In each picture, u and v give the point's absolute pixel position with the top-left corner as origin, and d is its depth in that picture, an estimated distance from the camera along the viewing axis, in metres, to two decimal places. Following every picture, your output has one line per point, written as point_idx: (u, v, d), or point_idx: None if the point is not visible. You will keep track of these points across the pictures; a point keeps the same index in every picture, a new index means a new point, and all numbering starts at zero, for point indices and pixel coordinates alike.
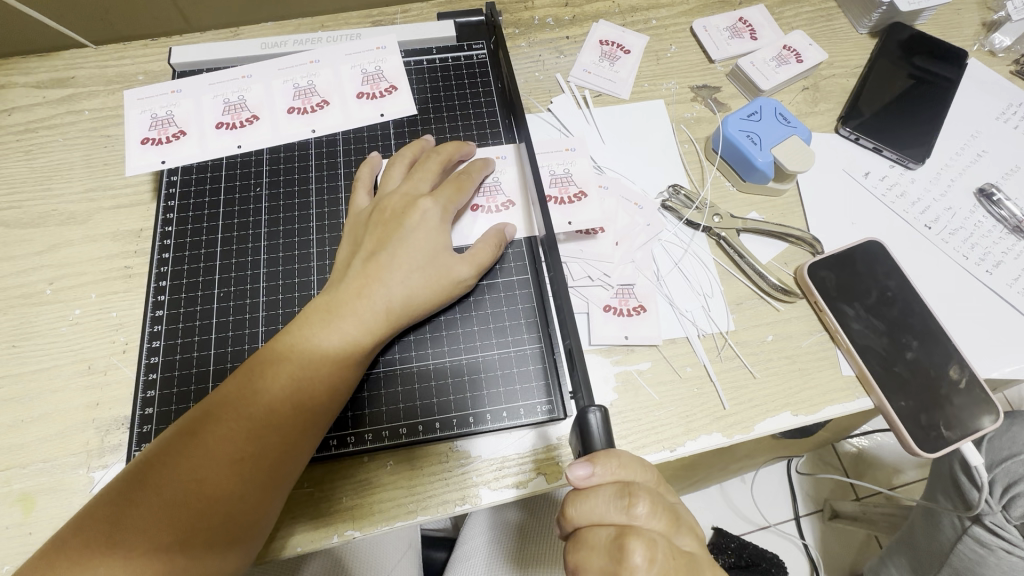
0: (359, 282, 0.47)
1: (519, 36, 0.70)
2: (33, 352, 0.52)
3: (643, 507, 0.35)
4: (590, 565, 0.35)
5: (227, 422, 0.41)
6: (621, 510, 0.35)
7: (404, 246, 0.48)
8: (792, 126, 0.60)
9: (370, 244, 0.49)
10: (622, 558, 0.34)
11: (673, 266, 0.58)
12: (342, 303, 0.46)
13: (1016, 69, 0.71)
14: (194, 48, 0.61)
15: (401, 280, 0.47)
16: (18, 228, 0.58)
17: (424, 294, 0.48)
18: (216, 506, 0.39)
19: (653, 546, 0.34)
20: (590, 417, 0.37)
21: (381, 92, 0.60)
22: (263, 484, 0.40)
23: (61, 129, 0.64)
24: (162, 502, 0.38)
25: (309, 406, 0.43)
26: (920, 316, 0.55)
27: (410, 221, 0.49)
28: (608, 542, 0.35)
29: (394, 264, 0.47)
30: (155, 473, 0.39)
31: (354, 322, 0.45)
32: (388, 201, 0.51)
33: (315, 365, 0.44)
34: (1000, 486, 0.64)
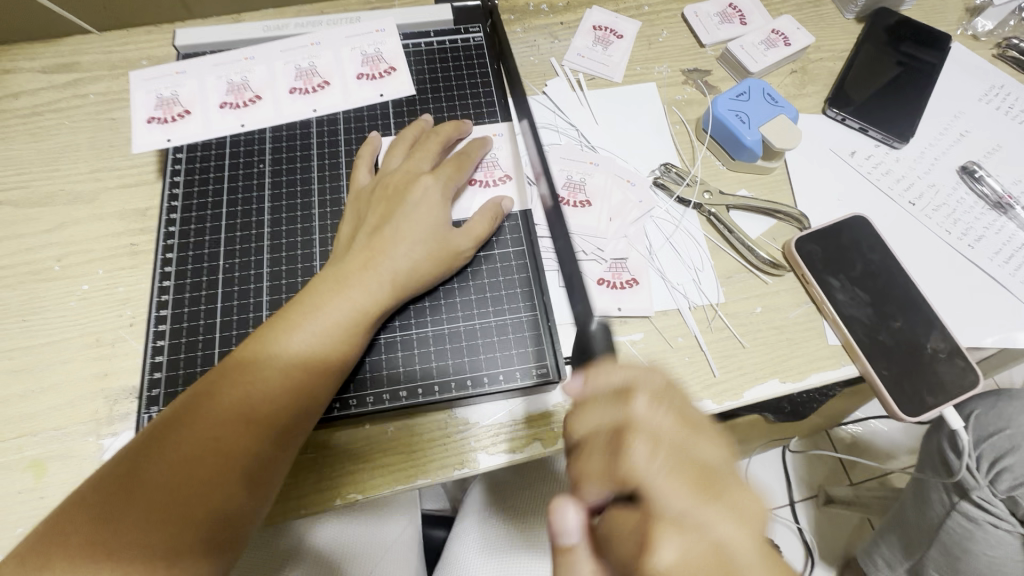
0: (365, 255, 0.49)
1: (514, 22, 0.72)
2: (42, 326, 0.54)
3: (641, 401, 0.35)
4: (591, 473, 0.35)
5: (238, 386, 0.42)
6: (619, 409, 0.36)
7: (407, 221, 0.50)
8: (780, 106, 0.62)
9: (374, 218, 0.51)
10: (620, 452, 0.34)
11: (665, 241, 0.60)
12: (348, 274, 0.48)
13: (999, 52, 0.73)
14: (197, 31, 0.62)
15: (404, 252, 0.49)
16: (26, 208, 0.59)
17: (425, 267, 0.50)
18: (227, 463, 0.40)
19: (655, 443, 0.34)
20: (592, 329, 0.44)
21: (380, 73, 0.62)
22: (274, 446, 0.42)
23: (66, 113, 0.65)
24: (176, 459, 0.39)
25: (318, 371, 0.45)
26: (903, 286, 0.57)
27: (412, 197, 0.51)
28: (607, 442, 0.35)
29: (400, 236, 0.49)
30: (168, 437, 0.40)
31: (359, 292, 0.47)
32: (389, 178, 0.53)
33: (323, 333, 0.45)
34: (988, 461, 0.67)
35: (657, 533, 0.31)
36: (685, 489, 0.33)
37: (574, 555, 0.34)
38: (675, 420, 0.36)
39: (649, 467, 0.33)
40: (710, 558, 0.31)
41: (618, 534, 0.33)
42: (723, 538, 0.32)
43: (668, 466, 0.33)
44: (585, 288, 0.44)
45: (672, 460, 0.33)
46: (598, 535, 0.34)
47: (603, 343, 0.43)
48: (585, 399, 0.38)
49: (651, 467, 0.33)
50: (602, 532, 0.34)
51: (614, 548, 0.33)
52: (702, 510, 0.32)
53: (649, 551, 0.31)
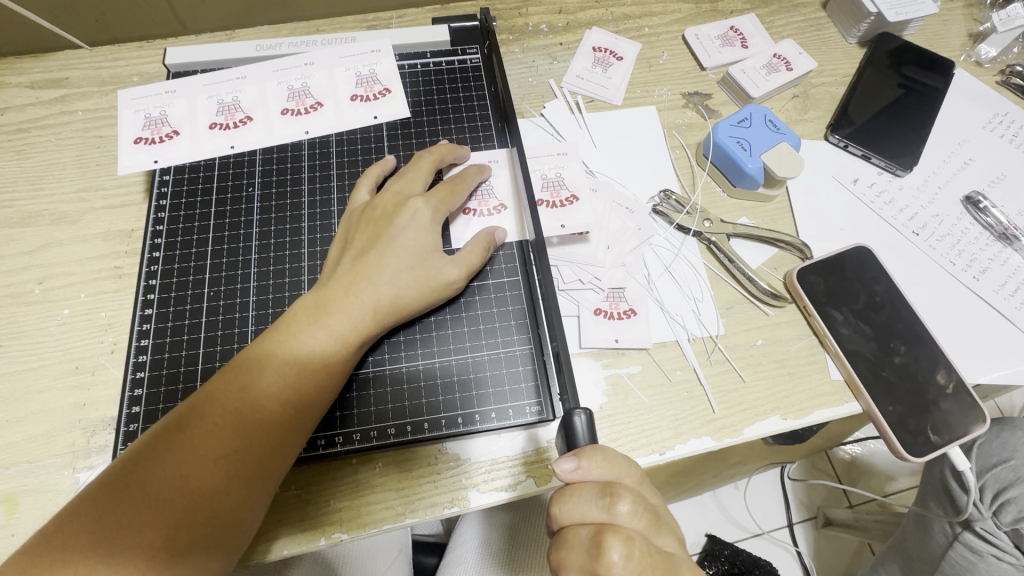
0: (349, 281, 0.47)
1: (513, 42, 0.71)
2: (20, 352, 0.52)
3: (626, 505, 0.35)
4: (567, 564, 0.34)
5: (214, 415, 0.41)
6: (603, 508, 0.35)
7: (394, 247, 0.48)
8: (781, 133, 0.61)
9: (361, 241, 0.50)
10: (598, 553, 0.33)
11: (664, 269, 0.59)
12: (330, 301, 0.46)
13: (1002, 79, 0.72)
14: (189, 50, 0.61)
15: (389, 278, 0.47)
16: (9, 228, 0.58)
17: (412, 294, 0.48)
18: (200, 501, 0.38)
19: (632, 544, 0.33)
20: (574, 418, 0.38)
21: (375, 95, 0.61)
22: (247, 484, 0.40)
23: (53, 129, 0.64)
24: (147, 497, 0.38)
25: (299, 401, 0.43)
26: (907, 321, 0.55)
27: (400, 221, 0.50)
28: (587, 540, 0.34)
29: (384, 263, 0.48)
30: (140, 470, 0.38)
31: (342, 319, 0.46)
32: (381, 201, 0.52)
33: (306, 363, 0.44)
34: (990, 492, 0.65)
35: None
36: None
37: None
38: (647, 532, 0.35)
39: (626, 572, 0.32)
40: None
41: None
42: None
43: (640, 569, 0.33)
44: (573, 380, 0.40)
45: (645, 562, 0.33)
46: None
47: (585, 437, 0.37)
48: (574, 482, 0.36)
49: (626, 572, 0.33)
50: None
51: None
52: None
53: None
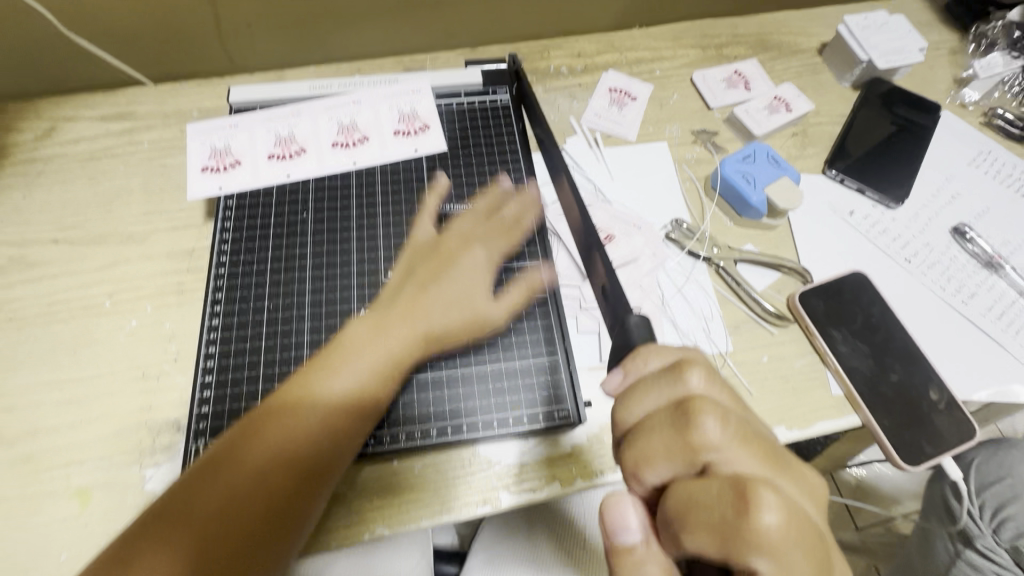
0: (410, 304, 0.53)
1: (536, 83, 0.78)
2: (92, 358, 0.57)
3: (698, 377, 0.34)
4: (652, 460, 0.33)
5: (279, 423, 0.45)
6: (676, 381, 0.34)
7: (450, 283, 0.54)
8: (782, 168, 0.67)
9: (424, 273, 0.55)
10: (689, 421, 0.32)
11: (677, 291, 0.64)
12: (393, 327, 0.51)
13: (985, 120, 0.79)
14: (249, 89, 0.68)
15: (442, 314, 0.53)
16: (82, 246, 0.64)
17: (460, 331, 0.54)
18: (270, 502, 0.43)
19: (722, 410, 0.32)
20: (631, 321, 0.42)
21: (415, 130, 0.67)
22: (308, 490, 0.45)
23: (121, 158, 0.70)
24: (224, 494, 0.41)
25: (355, 415, 0.48)
26: (901, 340, 0.60)
27: (461, 262, 0.56)
28: (672, 415, 0.33)
29: (438, 297, 0.53)
30: (222, 470, 0.42)
31: (403, 345, 0.51)
32: (448, 241, 0.58)
33: (366, 379, 0.49)
34: (990, 509, 0.68)
35: (753, 493, 0.29)
36: (755, 457, 0.32)
37: (637, 553, 0.33)
38: (727, 395, 0.35)
39: (724, 434, 0.31)
40: (800, 511, 0.30)
41: (699, 502, 0.30)
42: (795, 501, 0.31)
43: (737, 434, 0.32)
44: (620, 294, 0.45)
45: (740, 428, 0.32)
46: (670, 518, 0.31)
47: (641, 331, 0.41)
48: (631, 383, 0.36)
49: (725, 437, 0.31)
50: (674, 510, 0.31)
51: (697, 531, 0.30)
52: (773, 473, 0.32)
53: (752, 509, 0.28)
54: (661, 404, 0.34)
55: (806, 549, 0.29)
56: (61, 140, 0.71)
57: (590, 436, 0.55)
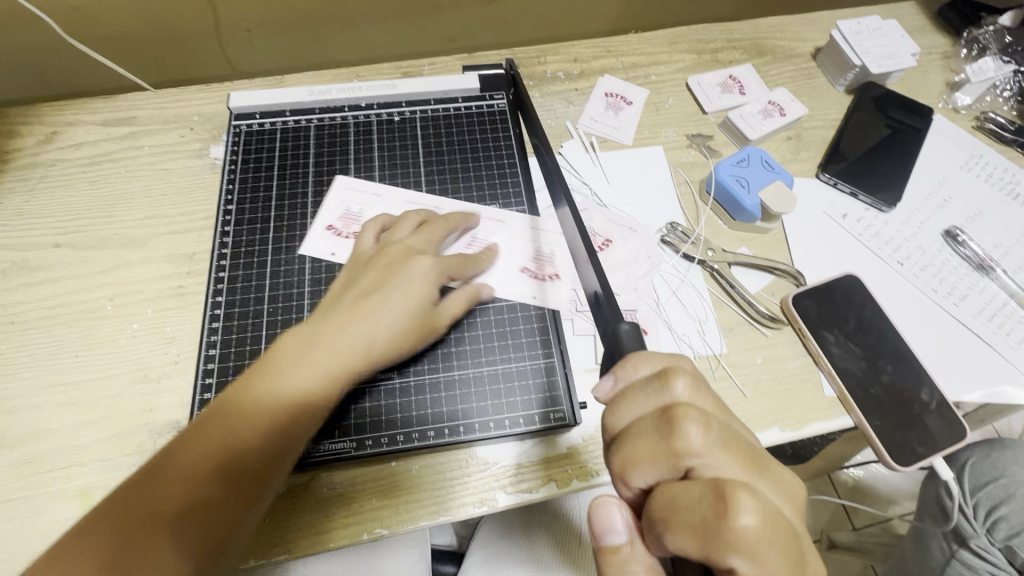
0: (347, 316, 0.51)
1: (533, 87, 0.79)
2: (94, 361, 0.58)
3: (683, 385, 0.35)
4: (638, 463, 0.33)
5: (210, 430, 0.45)
6: (661, 391, 0.35)
7: (392, 289, 0.53)
8: (776, 173, 0.68)
9: (365, 282, 0.54)
10: (673, 428, 0.32)
11: (671, 293, 0.65)
12: (329, 337, 0.50)
13: (977, 124, 0.79)
14: (250, 94, 0.70)
15: (383, 321, 0.52)
16: (84, 250, 0.64)
17: (404, 334, 0.53)
18: (199, 510, 0.43)
19: (705, 417, 0.33)
20: (623, 331, 0.41)
21: (473, 224, 0.65)
22: (239, 497, 0.44)
23: (123, 162, 0.71)
24: (155, 500, 0.42)
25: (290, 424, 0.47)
26: (893, 342, 0.61)
27: (403, 270, 0.54)
28: (656, 421, 0.33)
29: (382, 307, 0.52)
30: (153, 476, 0.43)
31: (337, 356, 0.50)
32: (389, 249, 0.56)
33: (301, 388, 0.48)
34: (983, 510, 0.70)
35: (732, 495, 0.29)
36: (736, 462, 0.32)
37: (623, 553, 0.34)
38: (711, 402, 0.36)
39: (706, 440, 0.32)
40: (777, 514, 0.30)
41: (681, 504, 0.30)
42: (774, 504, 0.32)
43: (719, 439, 0.32)
44: (613, 302, 0.44)
45: (724, 434, 0.33)
46: (654, 519, 0.32)
47: (632, 342, 0.41)
48: (621, 390, 0.37)
49: (706, 443, 0.32)
50: (658, 512, 0.31)
51: (679, 531, 0.30)
52: (751, 477, 0.33)
53: (730, 511, 0.29)
54: (647, 410, 0.35)
55: (783, 546, 0.30)
56: (63, 145, 0.72)
57: (586, 437, 0.56)
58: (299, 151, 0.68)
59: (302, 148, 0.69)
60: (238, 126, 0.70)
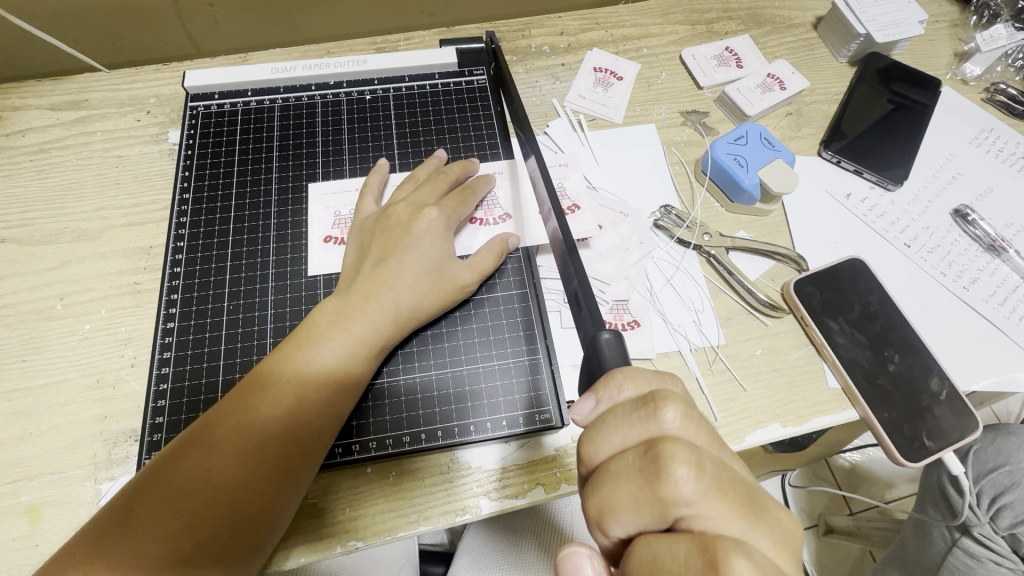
0: (367, 287, 0.49)
1: (516, 63, 0.74)
2: (42, 366, 0.53)
3: (674, 412, 0.30)
4: (619, 507, 0.29)
5: (231, 414, 0.43)
6: (648, 421, 0.30)
7: (409, 253, 0.51)
8: (776, 150, 0.63)
9: (377, 249, 0.52)
10: (658, 471, 0.28)
11: (666, 282, 0.61)
12: (350, 307, 0.48)
13: (987, 96, 0.75)
14: (206, 73, 0.65)
15: (407, 285, 0.50)
16: (31, 245, 0.60)
17: (429, 300, 0.51)
18: (222, 497, 0.41)
19: (696, 455, 0.28)
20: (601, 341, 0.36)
21: (494, 218, 0.59)
22: (265, 481, 0.42)
23: (73, 150, 0.66)
24: (175, 489, 0.40)
25: (316, 411, 0.45)
26: (902, 330, 0.57)
27: (416, 228, 0.52)
28: (639, 461, 0.29)
29: (400, 271, 0.50)
30: (170, 466, 0.41)
31: (363, 323, 0.48)
32: (393, 211, 0.54)
33: (325, 364, 0.46)
34: (987, 497, 0.66)
35: (726, 562, 0.25)
36: (731, 510, 0.28)
37: None
38: (702, 433, 0.32)
39: (697, 487, 0.27)
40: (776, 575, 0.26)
41: (664, 568, 0.26)
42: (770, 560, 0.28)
43: (713, 483, 0.28)
44: (594, 305, 0.39)
45: (717, 476, 0.28)
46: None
47: (616, 355, 0.36)
48: (602, 415, 0.32)
49: (697, 488, 0.27)
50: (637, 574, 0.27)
51: None
52: (748, 528, 0.28)
53: None
54: (630, 443, 0.31)
55: None
56: (8, 132, 0.66)
57: (574, 439, 0.52)
58: (263, 134, 0.64)
59: (266, 131, 0.64)
60: (196, 108, 0.65)
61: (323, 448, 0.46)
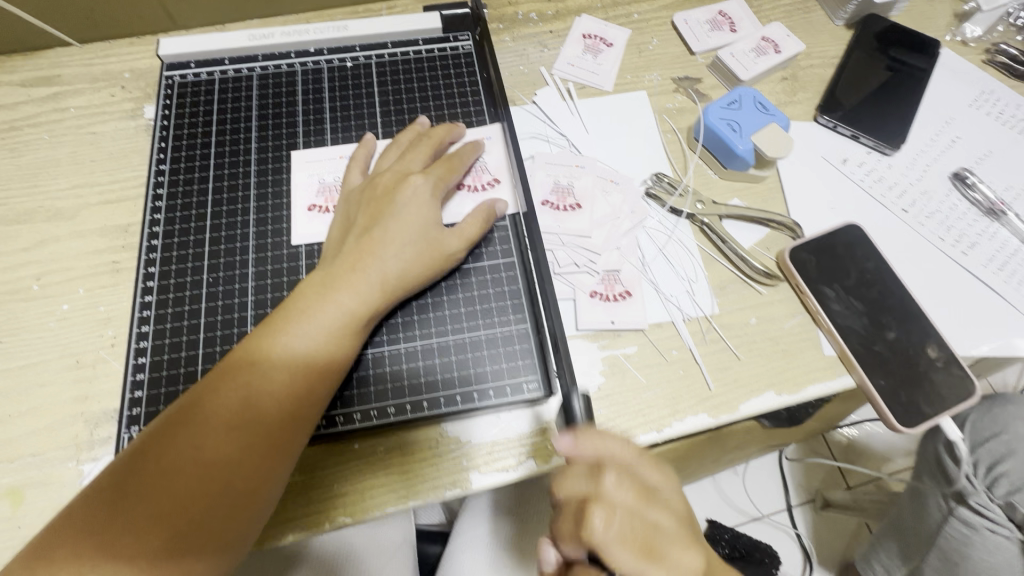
0: (354, 257, 0.48)
1: (503, 31, 0.71)
2: (20, 347, 0.52)
3: (610, 480, 0.37)
4: (564, 533, 0.36)
5: (222, 387, 0.42)
6: (589, 479, 0.37)
7: (396, 222, 0.49)
8: (770, 114, 0.62)
9: (364, 219, 0.50)
10: (582, 517, 0.35)
11: (657, 252, 0.59)
12: (336, 279, 0.47)
13: (987, 57, 0.73)
14: (180, 41, 0.63)
15: (394, 254, 0.49)
16: (6, 225, 0.58)
17: (416, 269, 0.49)
18: (212, 474, 0.40)
19: (614, 510, 0.35)
20: (574, 400, 0.47)
21: (483, 185, 0.58)
22: (255, 458, 0.41)
23: (46, 127, 0.63)
24: (164, 467, 0.39)
25: (308, 386, 0.44)
26: (898, 296, 0.56)
27: (402, 197, 0.51)
28: (576, 505, 0.36)
29: (388, 239, 0.49)
30: (156, 445, 0.40)
31: (350, 295, 0.47)
32: (379, 179, 0.52)
33: (314, 337, 0.45)
34: (983, 466, 0.66)
35: None
36: (636, 557, 0.35)
37: None
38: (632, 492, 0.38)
39: (606, 533, 0.34)
40: None
41: None
42: None
43: (622, 532, 0.35)
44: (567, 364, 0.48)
45: (626, 526, 0.35)
46: None
47: (582, 415, 0.46)
48: (558, 460, 0.39)
49: (608, 535, 0.34)
50: None
51: None
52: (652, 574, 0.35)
53: None
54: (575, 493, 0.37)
55: None
56: None
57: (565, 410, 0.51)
58: (241, 104, 0.62)
59: (244, 101, 0.62)
60: (172, 78, 0.63)
61: (313, 422, 0.44)
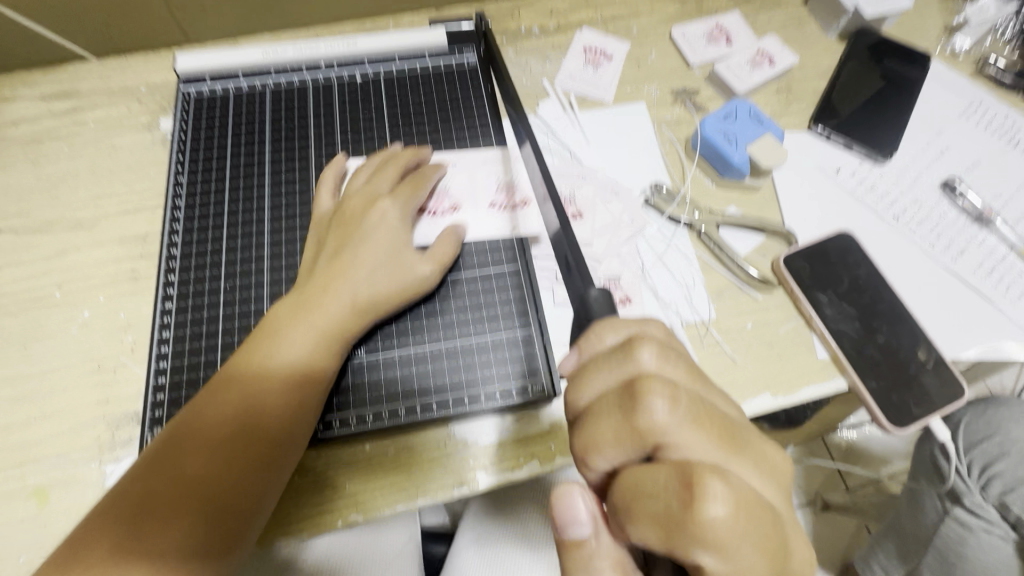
0: (325, 279, 0.50)
1: (506, 44, 0.74)
2: (43, 352, 0.54)
3: (649, 352, 0.34)
4: (603, 438, 0.32)
5: (214, 406, 0.44)
6: (626, 360, 0.34)
7: (364, 244, 0.51)
8: (764, 126, 0.65)
9: (333, 243, 0.53)
10: (635, 405, 0.31)
11: (657, 259, 0.61)
12: (309, 300, 0.49)
13: (976, 68, 0.75)
14: (196, 56, 0.65)
15: (364, 275, 0.50)
16: (28, 235, 0.60)
17: (390, 289, 0.51)
18: (210, 488, 0.41)
19: (674, 391, 0.32)
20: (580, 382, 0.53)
21: (515, 205, 0.60)
22: (252, 471, 0.43)
23: (66, 139, 0.66)
24: (163, 485, 0.41)
25: (295, 399, 0.46)
26: (889, 301, 0.58)
27: (369, 221, 0.53)
28: (618, 404, 0.32)
29: (357, 262, 0.51)
30: (157, 464, 0.42)
31: (328, 315, 0.48)
32: (348, 206, 0.54)
33: (299, 355, 0.47)
34: (978, 467, 0.67)
35: (699, 484, 0.28)
36: (709, 438, 0.31)
37: (588, 547, 0.34)
38: (682, 370, 0.35)
39: (670, 416, 0.31)
40: (749, 494, 0.29)
41: (645, 493, 0.30)
42: (751, 484, 0.31)
43: (689, 415, 0.31)
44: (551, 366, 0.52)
45: (693, 409, 0.32)
46: (617, 508, 0.31)
47: None
48: (584, 365, 0.36)
49: (673, 420, 0.31)
50: (621, 500, 0.31)
51: (642, 521, 0.30)
52: (728, 455, 0.31)
53: (696, 499, 0.28)
54: (609, 384, 0.34)
55: (759, 530, 0.29)
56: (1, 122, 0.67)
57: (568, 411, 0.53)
58: (255, 118, 0.64)
59: (258, 114, 0.64)
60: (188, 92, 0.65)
61: (306, 434, 0.46)
